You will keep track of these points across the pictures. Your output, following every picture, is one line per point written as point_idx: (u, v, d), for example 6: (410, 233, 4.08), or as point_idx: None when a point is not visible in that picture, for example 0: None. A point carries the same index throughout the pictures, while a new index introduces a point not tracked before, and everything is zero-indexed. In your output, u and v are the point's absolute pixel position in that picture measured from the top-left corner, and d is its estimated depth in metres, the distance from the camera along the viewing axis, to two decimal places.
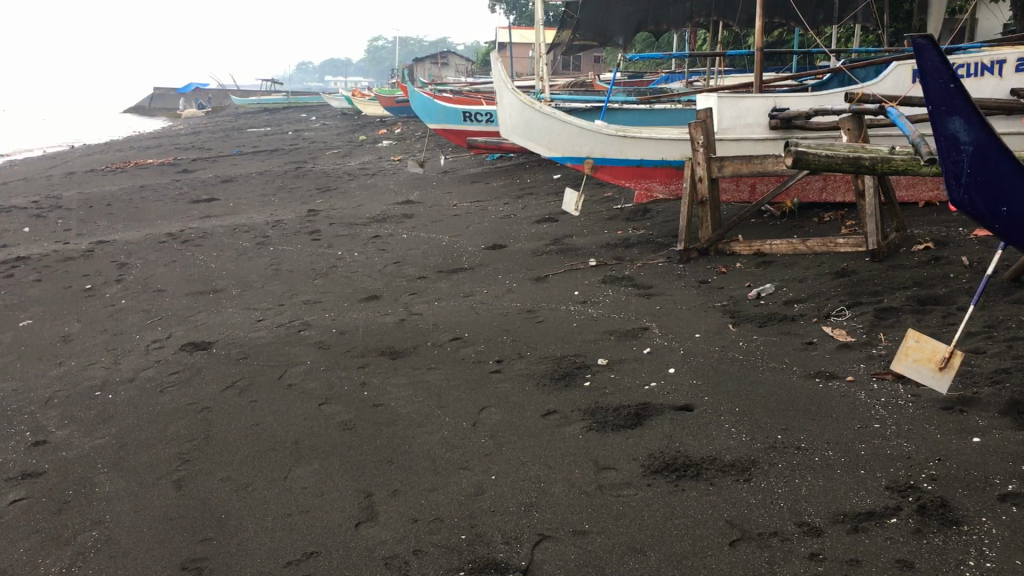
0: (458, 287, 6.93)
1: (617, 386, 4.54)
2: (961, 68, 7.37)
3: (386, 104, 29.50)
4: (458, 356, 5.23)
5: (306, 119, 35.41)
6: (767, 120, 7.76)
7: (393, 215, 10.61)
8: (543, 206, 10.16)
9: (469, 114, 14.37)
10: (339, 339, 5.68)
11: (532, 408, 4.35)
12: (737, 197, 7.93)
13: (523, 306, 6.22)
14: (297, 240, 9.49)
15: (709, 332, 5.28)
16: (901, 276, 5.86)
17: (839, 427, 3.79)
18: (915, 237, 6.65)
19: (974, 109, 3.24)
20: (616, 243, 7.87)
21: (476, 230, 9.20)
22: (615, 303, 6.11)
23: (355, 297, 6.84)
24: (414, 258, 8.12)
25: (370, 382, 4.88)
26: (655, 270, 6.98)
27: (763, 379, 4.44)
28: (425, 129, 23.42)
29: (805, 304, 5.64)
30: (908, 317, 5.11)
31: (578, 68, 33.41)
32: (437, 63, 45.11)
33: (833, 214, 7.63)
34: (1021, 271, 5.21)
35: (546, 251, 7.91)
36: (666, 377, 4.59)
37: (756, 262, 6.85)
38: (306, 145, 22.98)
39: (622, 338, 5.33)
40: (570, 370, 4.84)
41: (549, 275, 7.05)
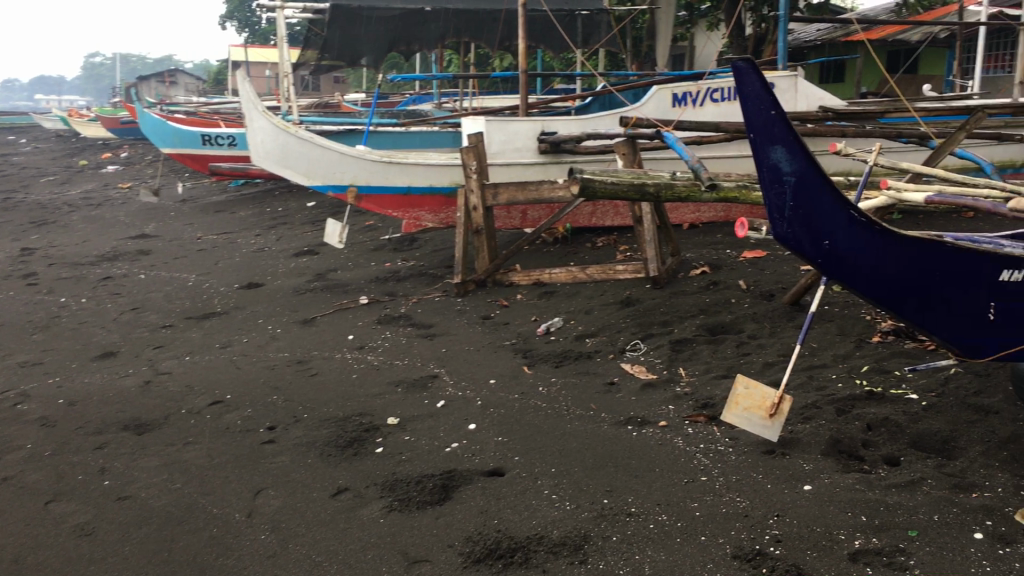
0: (213, 336, 6.09)
1: (415, 451, 3.99)
2: (716, 92, 7.60)
3: (110, 126, 27.20)
4: (221, 425, 4.46)
5: (15, 142, 31.84)
6: (535, 143, 7.48)
7: (127, 252, 9.42)
8: (299, 237, 9.41)
9: (208, 138, 13.24)
10: (69, 413, 4.71)
11: (320, 487, 3.70)
12: (509, 225, 7.60)
13: (291, 356, 5.50)
14: (10, 285, 8.13)
15: (503, 378, 4.85)
16: (686, 302, 5.72)
17: (666, 483, 3.45)
18: (690, 261, 6.61)
19: (797, 136, 3.02)
20: (386, 277, 7.33)
21: (226, 267, 8.29)
22: (395, 347, 5.55)
23: (85, 355, 5.81)
24: (156, 303, 7.14)
25: (112, 467, 4.01)
26: (432, 306, 6.48)
27: (571, 430, 4.05)
28: (157, 154, 21.68)
29: (597, 338, 5.35)
30: (703, 347, 4.92)
31: (320, 91, 32.46)
32: (165, 82, 42.44)
33: (605, 239, 7.51)
34: (800, 294, 5.19)
35: (309, 288, 7.21)
36: (467, 436, 4.10)
37: (536, 293, 6.54)
38: (15, 172, 20.52)
39: (410, 390, 4.78)
40: (358, 435, 4.23)
41: (316, 318, 6.36)
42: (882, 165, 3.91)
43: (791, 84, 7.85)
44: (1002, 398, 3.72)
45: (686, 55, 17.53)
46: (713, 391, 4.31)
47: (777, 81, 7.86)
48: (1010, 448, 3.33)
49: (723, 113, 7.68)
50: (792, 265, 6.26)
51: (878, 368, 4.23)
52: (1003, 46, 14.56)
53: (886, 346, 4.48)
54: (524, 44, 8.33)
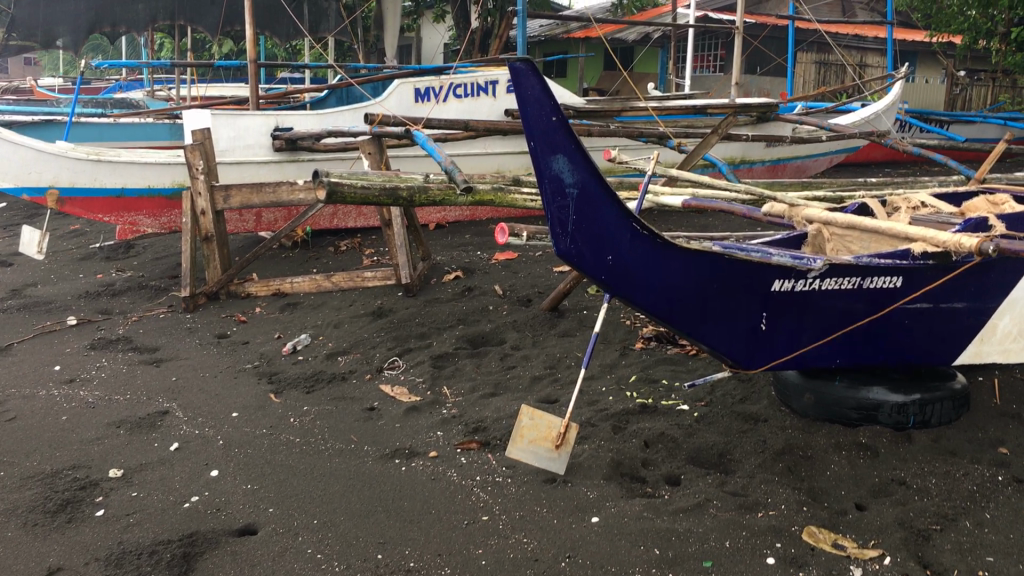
0: None
1: (146, 509, 3.38)
2: (459, 88, 7.37)
3: None
4: None
5: None
6: (268, 140, 6.87)
7: None
8: None
9: None
10: None
11: (23, 571, 3.01)
12: (241, 228, 6.91)
13: None
14: None
15: (247, 410, 4.30)
16: (442, 311, 5.42)
17: (445, 529, 3.09)
18: (441, 265, 6.31)
19: (579, 143, 2.81)
20: (98, 291, 6.44)
21: None
22: (114, 378, 4.79)
23: None
24: None
25: None
26: (156, 325, 5.73)
27: (332, 471, 3.61)
28: None
29: (349, 356, 4.92)
30: (466, 362, 4.64)
31: (5, 73, 28.96)
32: None
33: (349, 243, 7.05)
34: (558, 301, 5.06)
35: (3, 308, 6.16)
36: (210, 486, 3.54)
37: (277, 305, 5.98)
38: None
39: (135, 432, 4.10)
40: (72, 494, 3.53)
41: (13, 344, 5.42)
42: (658, 169, 3.77)
43: None
44: (767, 404, 3.73)
45: (412, 47, 17.31)
46: (482, 412, 4.03)
47: None
48: (785, 459, 3.30)
49: (467, 110, 7.46)
50: (544, 267, 6.16)
51: (645, 377, 4.13)
52: (707, 48, 15.62)
53: (650, 353, 4.43)
54: (253, 31, 7.61)
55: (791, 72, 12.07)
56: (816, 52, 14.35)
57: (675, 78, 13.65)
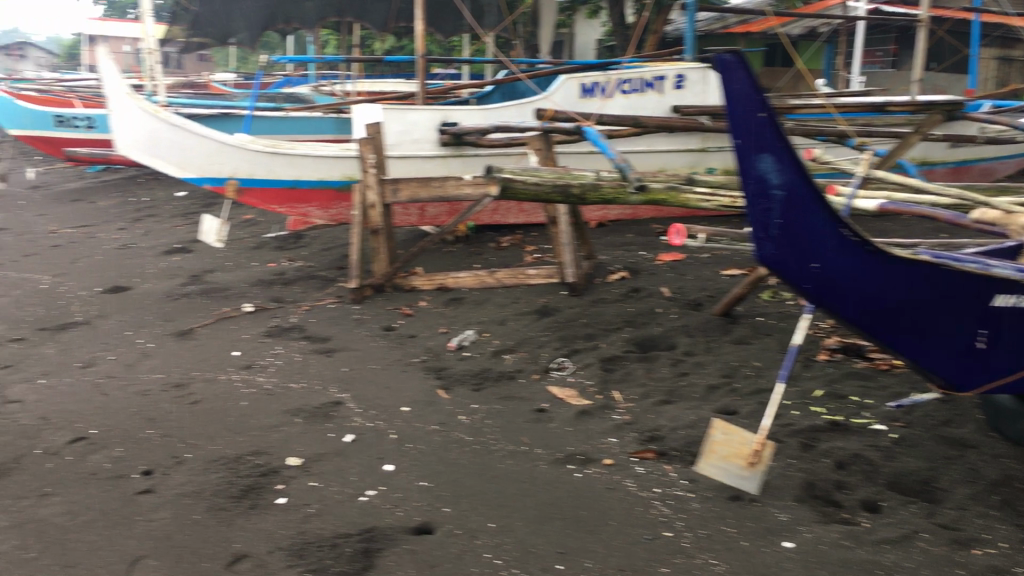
0: (74, 352, 5.29)
1: (324, 501, 3.42)
2: (625, 83, 7.21)
3: None
4: (86, 469, 3.75)
5: None
6: (435, 135, 6.91)
7: None
8: (168, 231, 8.55)
9: (62, 119, 11.95)
10: None
11: (211, 555, 3.08)
12: (405, 221, 6.97)
13: (167, 378, 4.79)
14: None
15: (418, 405, 4.30)
16: (608, 312, 5.30)
17: (626, 543, 2.97)
18: (606, 265, 6.19)
19: (788, 144, 2.64)
20: (271, 280, 6.65)
21: (86, 267, 7.39)
22: (289, 366, 4.90)
23: None
24: (3, 310, 6.23)
25: None
26: (326, 314, 5.85)
27: (504, 473, 3.56)
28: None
29: (516, 354, 4.87)
30: (637, 366, 4.50)
31: (182, 68, 30.66)
32: (12, 56, 39.26)
33: (510, 239, 7.03)
34: (731, 305, 4.86)
35: (184, 293, 6.44)
36: (385, 481, 3.55)
37: (441, 299, 6.00)
38: None
39: (311, 421, 4.17)
40: (254, 481, 3.61)
41: (195, 328, 5.64)
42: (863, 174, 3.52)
43: (702, 77, 7.35)
44: (974, 430, 3.44)
45: (568, 42, 17.24)
46: (657, 421, 3.89)
47: (687, 73, 7.35)
48: (1001, 493, 3.02)
49: (633, 106, 7.28)
50: (713, 270, 5.94)
51: (832, 392, 3.89)
52: (877, 43, 14.87)
53: (835, 366, 4.17)
54: (424, 27, 7.69)
55: (974, 68, 11.32)
56: (999, 47, 13.43)
57: (843, 75, 13.05)
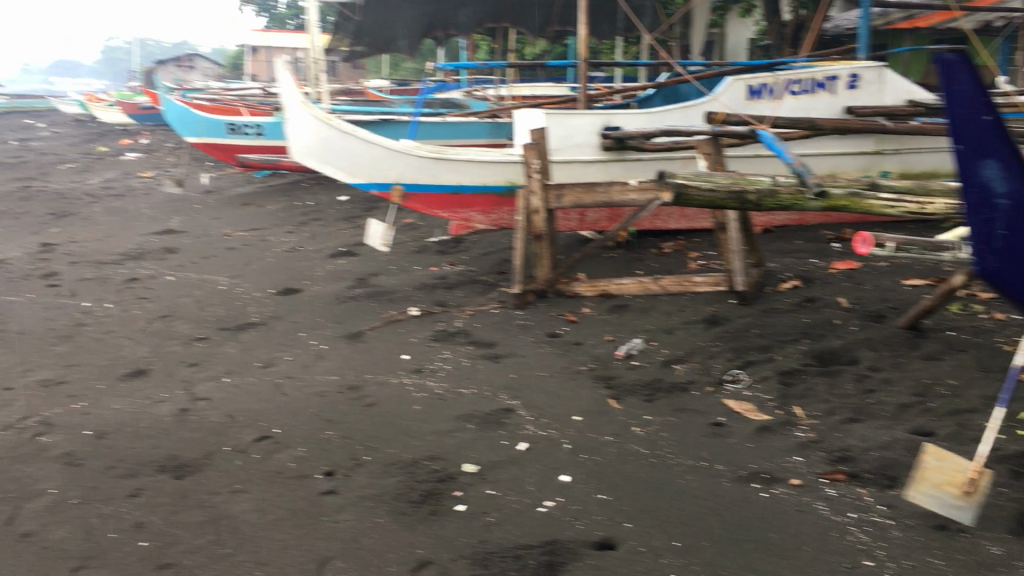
0: (253, 352, 5.51)
1: (502, 509, 3.41)
2: (795, 84, 6.95)
3: (128, 110, 25.46)
4: (272, 468, 3.88)
5: (33, 125, 31.16)
6: (597, 139, 6.84)
7: (152, 250, 8.82)
8: (334, 234, 8.82)
9: (234, 126, 12.54)
10: (101, 449, 4.13)
11: (397, 560, 3.12)
12: (565, 227, 6.95)
13: (342, 380, 4.91)
14: (30, 286, 7.54)
15: (590, 414, 4.25)
16: (782, 322, 5.10)
17: (823, 571, 2.82)
18: (776, 273, 5.97)
19: (1016, 149, 2.49)
20: (434, 284, 6.75)
21: (260, 269, 7.71)
22: (458, 371, 4.95)
23: (113, 373, 5.24)
24: (187, 310, 6.56)
25: (150, 523, 3.47)
26: (490, 319, 5.88)
27: (683, 489, 3.46)
28: (173, 139, 20.95)
29: (686, 364, 4.75)
30: (818, 381, 4.30)
31: (338, 75, 31.75)
32: (182, 66, 41.68)
33: (672, 245, 6.91)
34: (919, 317, 4.59)
35: (352, 296, 6.62)
36: (563, 492, 3.51)
37: (605, 306, 5.92)
38: (32, 155, 19.90)
39: (483, 427, 4.18)
40: (432, 486, 3.64)
41: (364, 331, 5.78)
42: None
43: (877, 76, 7.06)
44: None
45: (722, 42, 16.86)
46: (844, 440, 3.70)
47: (861, 72, 7.05)
48: None
49: (803, 108, 7.00)
50: (892, 280, 5.64)
51: None
52: None
53: None
54: (587, 30, 7.65)
55: None
56: None
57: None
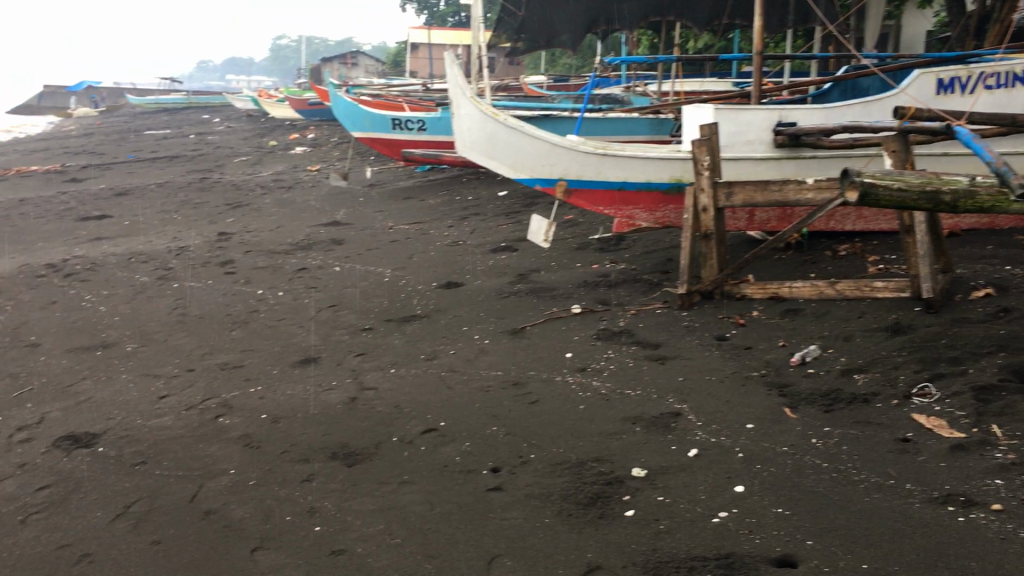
0: (418, 345, 5.57)
1: (673, 517, 3.29)
2: (989, 78, 6.46)
3: (296, 106, 26.53)
4: (439, 461, 3.89)
5: (211, 120, 32.92)
6: (770, 136, 6.59)
7: (320, 241, 9.11)
8: (494, 229, 8.87)
9: (397, 122, 12.81)
10: (276, 433, 4.25)
11: (566, 562, 3.06)
12: (733, 227, 6.77)
13: (505, 376, 4.89)
14: (209, 273, 7.92)
15: (763, 422, 4.06)
16: (974, 333, 4.74)
17: None
18: (965, 280, 5.56)
19: None
20: (596, 281, 6.66)
21: (423, 262, 7.82)
22: (623, 371, 4.84)
23: (285, 360, 5.42)
24: (353, 300, 6.72)
25: (323, 508, 3.54)
26: (654, 319, 5.74)
27: (869, 508, 3.24)
28: (338, 133, 21.69)
29: (867, 374, 4.48)
30: (1019, 398, 3.96)
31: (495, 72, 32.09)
32: (346, 63, 43.21)
33: (848, 246, 6.57)
34: None
35: (514, 291, 6.61)
36: (738, 503, 3.36)
37: (775, 310, 5.68)
38: (209, 149, 21.05)
39: (651, 431, 4.06)
40: (600, 488, 3.56)
41: (526, 327, 5.75)
42: None
43: None
44: None
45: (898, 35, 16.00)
46: None
47: None
48: None
49: (998, 103, 6.51)
50: None
51: None
52: None
53: None
54: (762, 21, 7.38)
55: None
56: None
57: None
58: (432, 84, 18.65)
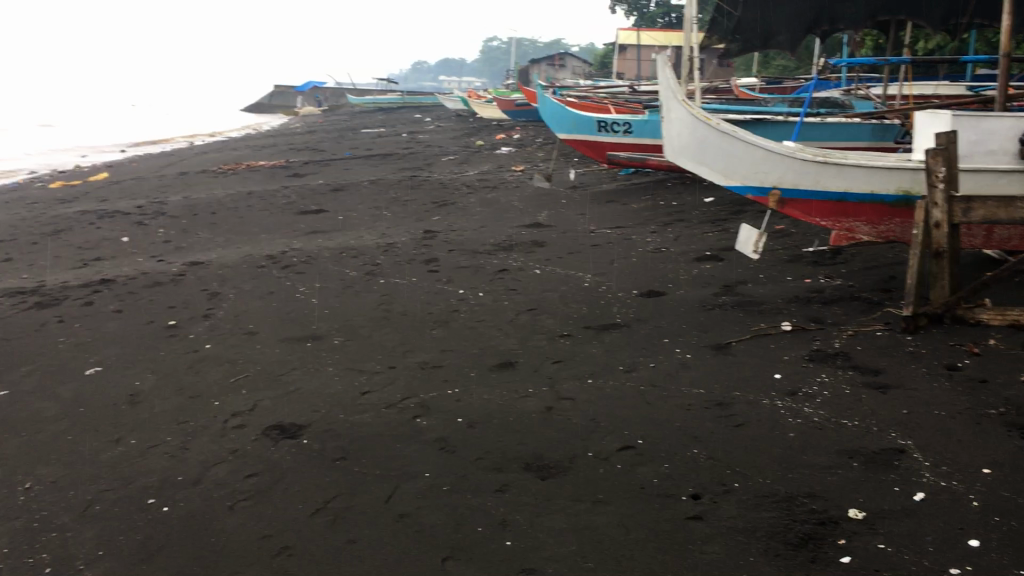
0: (616, 355, 5.41)
1: (897, 570, 2.96)
2: None
3: (504, 106, 26.99)
4: (635, 482, 3.72)
5: (423, 120, 34.08)
6: (1017, 146, 5.96)
7: (522, 242, 9.12)
8: (699, 236, 8.56)
9: (603, 124, 12.65)
10: (472, 439, 4.22)
11: None
12: (967, 245, 6.14)
13: (708, 394, 4.64)
14: (414, 270, 8.10)
15: (1003, 469, 3.62)
16: None
17: None
18: None
19: None
20: (809, 296, 6.26)
21: (624, 268, 7.65)
22: (838, 398, 4.48)
23: (483, 363, 5.41)
24: (552, 305, 6.65)
25: (515, 522, 3.45)
26: (874, 342, 5.30)
27: None
28: (543, 134, 21.83)
29: None
30: None
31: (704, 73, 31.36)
32: (554, 64, 43.64)
33: None
34: None
35: (719, 304, 6.32)
36: (974, 561, 2.98)
37: (1017, 340, 5.09)
38: (420, 147, 21.76)
39: (871, 468, 3.71)
40: (812, 528, 3.27)
41: (732, 343, 5.46)
42: None
43: None
44: None
45: None
46: None
47: None
48: None
49: None
50: None
51: None
52: None
53: None
54: (1012, 19, 6.68)
55: None
56: None
57: None
58: (639, 86, 18.40)
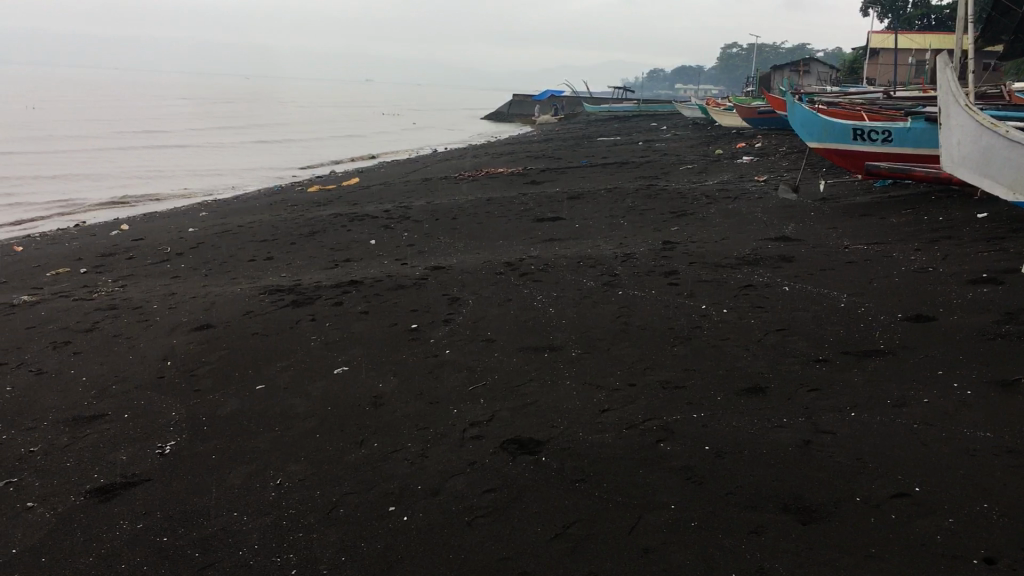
0: (881, 386, 4.87)
1: None
2: None
3: (745, 114, 26.08)
4: (913, 537, 3.26)
5: (659, 128, 33.65)
6: None
7: (768, 257, 8.60)
8: (972, 255, 7.70)
9: (859, 132, 11.81)
10: (721, 471, 3.89)
11: None
12: None
13: (997, 438, 4.05)
14: (653, 283, 7.82)
15: None
16: None
17: None
18: None
19: None
20: None
21: (885, 289, 6.99)
22: None
23: (729, 386, 5.05)
24: (804, 326, 6.16)
25: (773, 571, 3.11)
26: None
27: None
28: (787, 142, 20.83)
29: None
30: None
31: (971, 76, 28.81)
32: (799, 70, 41.81)
33: None
34: None
35: (1001, 332, 5.59)
36: None
37: None
38: (658, 155, 21.40)
39: None
40: None
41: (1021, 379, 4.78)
42: None
43: None
44: None
45: None
46: None
47: None
48: None
49: None
50: None
51: None
52: None
53: None
54: None
55: None
56: None
57: None
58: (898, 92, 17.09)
